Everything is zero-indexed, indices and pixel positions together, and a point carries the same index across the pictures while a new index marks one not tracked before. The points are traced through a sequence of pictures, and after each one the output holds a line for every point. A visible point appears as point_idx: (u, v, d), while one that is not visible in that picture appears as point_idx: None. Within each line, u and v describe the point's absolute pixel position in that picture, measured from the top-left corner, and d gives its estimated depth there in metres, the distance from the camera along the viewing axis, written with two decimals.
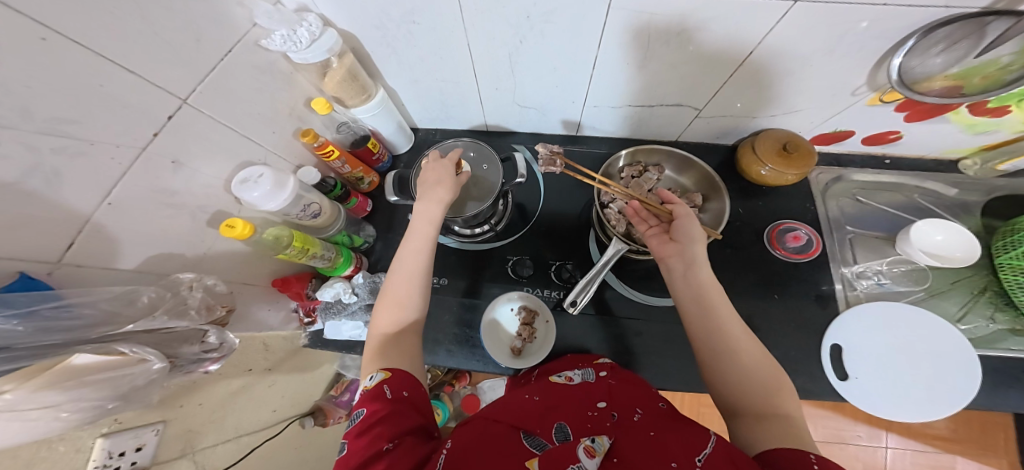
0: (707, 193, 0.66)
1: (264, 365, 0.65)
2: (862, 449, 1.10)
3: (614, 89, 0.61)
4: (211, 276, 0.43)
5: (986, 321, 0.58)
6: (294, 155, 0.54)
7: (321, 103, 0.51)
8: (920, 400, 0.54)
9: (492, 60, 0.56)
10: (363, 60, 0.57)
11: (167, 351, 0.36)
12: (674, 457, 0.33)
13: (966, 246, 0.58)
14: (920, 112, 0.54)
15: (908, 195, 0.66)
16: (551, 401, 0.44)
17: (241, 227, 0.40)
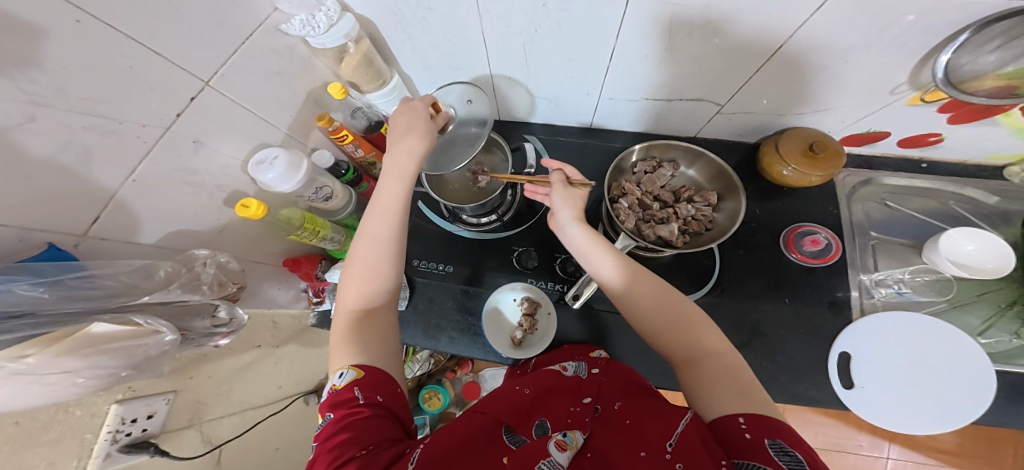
0: (723, 192, 0.64)
1: (271, 342, 0.66)
2: (862, 459, 1.10)
3: (632, 81, 0.60)
4: (224, 253, 0.44)
5: (1009, 336, 0.56)
6: (309, 137, 0.54)
7: (338, 89, 0.50)
8: (926, 414, 0.54)
9: (509, 50, 0.55)
10: (379, 47, 0.57)
11: (179, 324, 0.37)
12: (645, 446, 0.33)
13: (1000, 256, 0.55)
14: (967, 113, 0.52)
15: (943, 201, 0.64)
16: (537, 395, 0.45)
17: (256, 207, 0.40)
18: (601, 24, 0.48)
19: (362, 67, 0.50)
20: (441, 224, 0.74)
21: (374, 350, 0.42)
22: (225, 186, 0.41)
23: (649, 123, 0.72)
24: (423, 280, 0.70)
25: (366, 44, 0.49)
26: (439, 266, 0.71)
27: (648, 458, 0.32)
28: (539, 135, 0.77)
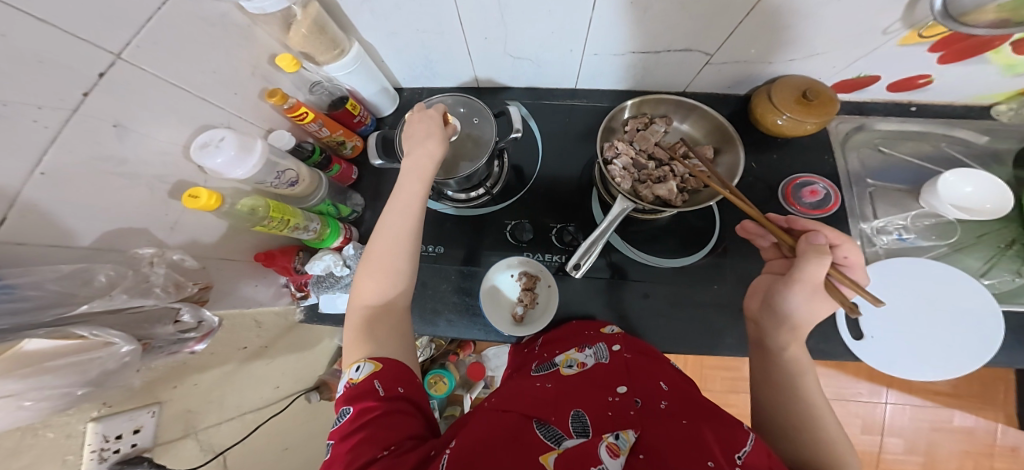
0: (719, 145, 0.61)
1: (259, 343, 0.63)
2: (862, 405, 1.20)
3: (616, 34, 0.55)
4: (179, 250, 0.40)
5: (1011, 275, 0.55)
6: (262, 117, 0.49)
7: (288, 60, 0.45)
8: (944, 359, 0.53)
9: (480, 6, 0.49)
10: (331, 10, 0.50)
11: (138, 333, 0.33)
12: (711, 455, 0.29)
13: (998, 199, 0.53)
14: (957, 52, 0.49)
15: (935, 143, 0.62)
16: (566, 391, 0.41)
17: (206, 197, 0.35)
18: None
19: (313, 36, 0.45)
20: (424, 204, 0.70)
21: (392, 345, 0.41)
22: (168, 177, 0.37)
23: (637, 78, 0.67)
24: None
25: (315, 7, 0.44)
26: (428, 248, 0.68)
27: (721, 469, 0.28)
28: (522, 99, 0.73)
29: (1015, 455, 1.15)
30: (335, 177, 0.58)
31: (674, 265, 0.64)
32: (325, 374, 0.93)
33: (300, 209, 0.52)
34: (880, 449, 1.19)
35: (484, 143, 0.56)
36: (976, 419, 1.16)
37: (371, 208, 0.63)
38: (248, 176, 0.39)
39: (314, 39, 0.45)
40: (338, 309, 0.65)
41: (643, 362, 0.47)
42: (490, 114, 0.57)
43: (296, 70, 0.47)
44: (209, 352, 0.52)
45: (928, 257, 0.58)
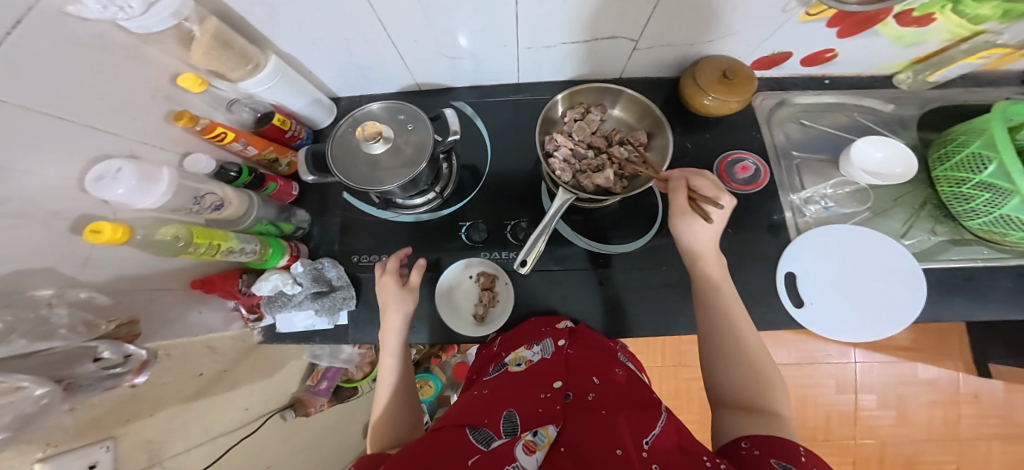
0: (651, 130, 0.64)
1: (217, 367, 0.61)
2: (834, 367, 1.26)
3: (544, 28, 0.55)
4: (87, 288, 0.37)
5: (928, 234, 0.58)
6: (177, 141, 0.47)
7: (192, 80, 0.43)
8: (885, 315, 0.56)
9: (397, 10, 0.48)
10: (238, 26, 0.48)
11: (54, 374, 0.31)
12: (621, 445, 0.33)
13: (905, 163, 0.58)
14: (852, 26, 0.52)
15: (848, 114, 0.66)
16: (501, 395, 0.44)
17: (111, 230, 0.34)
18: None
19: (218, 53, 0.43)
20: (373, 213, 0.68)
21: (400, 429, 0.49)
22: (68, 212, 0.33)
23: (574, 68, 0.68)
24: (365, 275, 0.65)
25: (214, 23, 0.42)
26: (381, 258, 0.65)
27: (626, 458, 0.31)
28: (467, 99, 0.73)
29: (977, 400, 1.22)
30: (273, 194, 0.61)
31: (623, 249, 0.65)
32: (297, 392, 0.92)
33: (234, 231, 0.53)
34: (855, 407, 1.25)
35: (422, 146, 0.52)
36: (938, 370, 1.23)
37: (318, 223, 0.67)
38: (159, 205, 0.39)
39: (218, 56, 0.43)
40: (296, 327, 0.65)
41: (582, 355, 0.50)
42: (426, 118, 0.53)
43: (202, 89, 0.45)
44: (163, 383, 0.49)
45: (851, 223, 0.61)
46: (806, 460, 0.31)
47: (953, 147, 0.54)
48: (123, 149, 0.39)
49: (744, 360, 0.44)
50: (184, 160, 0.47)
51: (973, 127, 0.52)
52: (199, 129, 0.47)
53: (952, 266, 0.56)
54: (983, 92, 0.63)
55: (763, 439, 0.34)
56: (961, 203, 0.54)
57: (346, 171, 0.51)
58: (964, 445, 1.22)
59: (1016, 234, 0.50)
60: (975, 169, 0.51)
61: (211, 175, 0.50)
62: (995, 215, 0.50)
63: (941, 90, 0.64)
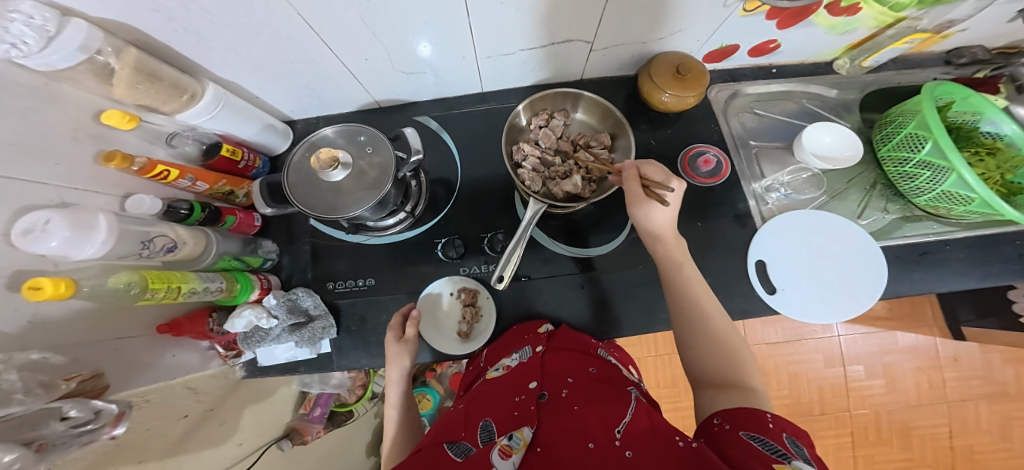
0: (614, 130, 0.65)
1: (202, 408, 0.59)
2: (819, 341, 1.30)
3: (501, 37, 0.55)
4: (43, 348, 0.36)
5: (881, 213, 0.62)
6: (114, 184, 0.44)
7: (118, 116, 0.40)
8: (862, 289, 0.57)
9: (344, 30, 0.47)
10: (157, 52, 0.44)
11: (26, 436, 0.30)
12: (592, 437, 0.35)
13: (851, 145, 0.62)
14: (789, 18, 0.54)
15: (797, 101, 0.69)
16: (476, 408, 0.46)
17: (52, 286, 0.32)
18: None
19: (144, 85, 0.40)
20: (342, 238, 0.68)
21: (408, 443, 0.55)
22: (5, 269, 0.31)
23: (535, 74, 0.68)
24: (343, 300, 0.65)
25: (132, 54, 0.39)
26: (356, 282, 0.66)
27: (598, 449, 0.33)
28: (433, 113, 0.73)
29: (957, 363, 1.27)
30: (233, 228, 0.60)
31: (598, 252, 0.66)
32: (292, 421, 0.91)
33: (194, 271, 0.51)
34: (846, 379, 1.28)
35: (385, 167, 0.51)
36: (917, 336, 1.28)
37: (287, 252, 0.68)
38: (100, 255, 0.37)
39: (145, 90, 0.41)
40: (278, 359, 0.64)
41: (558, 355, 0.52)
42: (384, 138, 0.53)
43: (130, 125, 0.42)
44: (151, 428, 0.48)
45: (811, 208, 0.63)
46: (772, 426, 0.33)
47: (894, 129, 0.59)
48: (50, 199, 0.35)
49: (711, 340, 0.47)
50: (126, 202, 0.44)
51: (908, 108, 0.57)
52: (136, 169, 0.44)
53: (906, 243, 0.59)
54: (913, 73, 0.69)
55: (731, 413, 0.36)
56: (906, 181, 0.59)
57: (308, 201, 0.50)
58: (952, 406, 1.26)
59: (959, 207, 0.55)
60: (914, 149, 0.56)
61: (159, 214, 0.48)
62: (936, 191, 0.55)
63: (877, 73, 0.69)
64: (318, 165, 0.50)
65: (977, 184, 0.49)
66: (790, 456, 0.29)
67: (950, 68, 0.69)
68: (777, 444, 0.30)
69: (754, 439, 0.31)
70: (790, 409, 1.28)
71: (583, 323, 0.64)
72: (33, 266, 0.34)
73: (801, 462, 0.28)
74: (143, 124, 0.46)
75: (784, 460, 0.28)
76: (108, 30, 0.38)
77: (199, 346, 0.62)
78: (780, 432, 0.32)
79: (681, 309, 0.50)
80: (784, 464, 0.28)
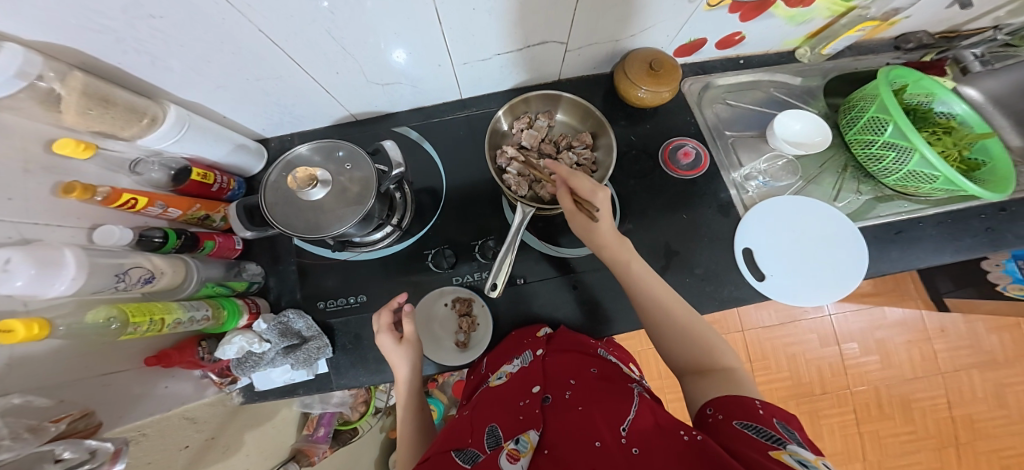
0: (594, 130, 0.66)
1: (204, 436, 0.59)
2: (812, 322, 1.32)
3: (475, 43, 0.56)
4: (22, 392, 0.35)
5: (855, 195, 0.64)
6: (82, 214, 0.42)
7: (72, 144, 0.38)
8: (848, 265, 0.59)
9: (310, 43, 0.46)
10: (105, 73, 0.42)
11: None
12: (599, 436, 0.36)
13: (820, 132, 0.64)
14: (751, 10, 0.56)
15: (766, 90, 0.71)
16: (480, 413, 0.47)
17: (26, 328, 0.32)
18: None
19: (97, 110, 0.38)
20: (329, 256, 0.68)
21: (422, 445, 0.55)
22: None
23: (512, 77, 0.69)
24: (336, 319, 0.65)
25: (79, 78, 0.37)
26: (349, 299, 0.66)
27: (604, 447, 0.34)
28: (412, 123, 0.73)
29: (944, 334, 1.30)
30: (213, 252, 0.60)
31: (585, 252, 0.67)
32: (296, 443, 0.90)
33: (174, 301, 0.51)
34: (842, 357, 1.30)
35: (367, 182, 0.51)
36: (903, 310, 1.30)
37: (273, 274, 0.68)
38: (72, 290, 0.36)
39: (98, 115, 0.38)
40: (275, 382, 0.64)
41: (560, 357, 0.52)
42: (364, 153, 0.53)
43: (86, 152, 0.39)
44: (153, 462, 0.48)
45: (789, 193, 0.65)
46: (763, 412, 0.34)
47: (857, 113, 0.61)
48: (10, 235, 0.33)
49: (684, 327, 0.48)
50: (93, 234, 0.43)
51: (869, 92, 0.59)
52: (99, 199, 0.42)
53: (883, 223, 0.61)
54: (868, 59, 0.70)
55: (723, 401, 0.37)
56: (873, 163, 0.61)
57: (287, 221, 0.50)
58: (946, 377, 1.28)
59: (925, 186, 0.56)
60: (877, 131, 0.57)
61: (133, 245, 0.47)
62: (902, 172, 0.57)
63: (836, 60, 0.70)
64: (296, 185, 0.49)
65: (938, 163, 0.50)
66: (785, 441, 0.30)
67: (900, 52, 0.71)
68: (770, 430, 0.31)
69: (749, 427, 0.32)
70: (792, 390, 1.29)
71: (577, 323, 0.64)
72: (6, 307, 0.34)
73: (795, 445, 0.29)
74: (101, 152, 0.44)
75: (779, 445, 0.29)
76: (49, 54, 0.36)
77: (193, 375, 0.62)
78: (772, 419, 0.33)
79: (648, 308, 0.49)
80: (781, 450, 0.28)
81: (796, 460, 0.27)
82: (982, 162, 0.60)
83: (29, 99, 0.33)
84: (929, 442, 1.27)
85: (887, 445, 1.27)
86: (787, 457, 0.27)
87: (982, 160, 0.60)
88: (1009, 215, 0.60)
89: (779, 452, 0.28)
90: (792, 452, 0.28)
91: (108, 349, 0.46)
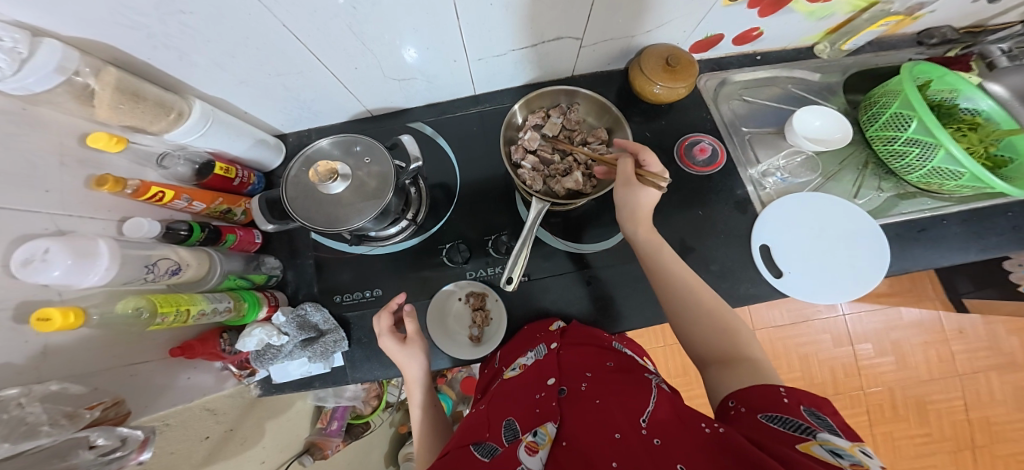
0: (610, 125, 0.65)
1: (223, 428, 0.60)
2: (825, 321, 1.30)
3: (491, 39, 0.56)
4: (62, 379, 0.36)
5: (876, 192, 0.63)
6: (113, 207, 0.44)
7: (105, 139, 0.39)
8: (867, 262, 0.58)
9: (331, 39, 0.47)
10: (135, 69, 0.43)
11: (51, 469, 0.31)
12: (618, 428, 0.36)
13: (840, 126, 0.63)
14: (769, 5, 0.55)
15: (783, 86, 0.70)
16: (497, 407, 0.47)
17: (62, 317, 0.33)
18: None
19: (127, 105, 0.39)
20: (345, 250, 0.68)
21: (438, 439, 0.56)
22: (7, 301, 0.31)
23: (526, 73, 0.69)
24: (352, 314, 0.66)
25: (113, 73, 0.38)
26: (364, 293, 0.67)
27: (624, 439, 0.34)
28: (426, 119, 0.73)
29: (963, 335, 1.27)
30: (234, 246, 0.60)
31: (599, 249, 0.67)
32: (310, 436, 0.92)
33: (199, 293, 0.52)
34: (856, 358, 1.28)
35: (386, 177, 0.52)
36: (920, 311, 1.28)
37: (291, 269, 0.68)
38: (104, 281, 0.37)
39: (128, 109, 0.39)
40: (292, 375, 0.65)
41: (575, 352, 0.52)
42: (381, 148, 0.53)
43: (121, 147, 0.40)
44: (178, 451, 0.49)
45: (808, 190, 0.64)
46: (789, 401, 0.33)
47: (879, 109, 0.60)
48: (47, 226, 0.34)
49: (709, 313, 0.48)
50: (123, 227, 0.44)
51: (891, 88, 0.58)
52: (128, 192, 0.43)
53: (904, 220, 0.60)
54: (888, 55, 0.70)
55: (746, 393, 0.36)
56: (895, 158, 0.59)
57: (308, 215, 0.51)
58: (964, 379, 1.26)
59: (950, 182, 0.55)
60: (900, 128, 0.56)
61: (160, 238, 0.48)
62: (927, 168, 0.56)
63: (855, 56, 0.70)
64: (318, 179, 0.50)
65: (966, 159, 0.49)
66: (815, 430, 0.29)
67: (923, 48, 0.70)
68: (798, 419, 0.30)
69: (774, 419, 0.31)
70: (805, 390, 1.27)
71: (593, 319, 0.64)
72: (41, 296, 0.35)
73: (827, 434, 0.28)
74: (130, 146, 0.45)
75: (809, 436, 0.28)
76: (84, 50, 0.37)
77: (213, 367, 0.63)
78: (797, 406, 0.32)
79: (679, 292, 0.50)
80: (810, 441, 0.27)
81: (828, 451, 0.26)
82: (1008, 158, 0.59)
83: (65, 94, 0.34)
84: (946, 445, 1.24)
85: (901, 447, 1.25)
86: (816, 448, 0.27)
87: (1008, 156, 0.59)
88: None
89: (808, 445, 0.27)
90: (824, 442, 0.27)
91: (136, 340, 0.47)
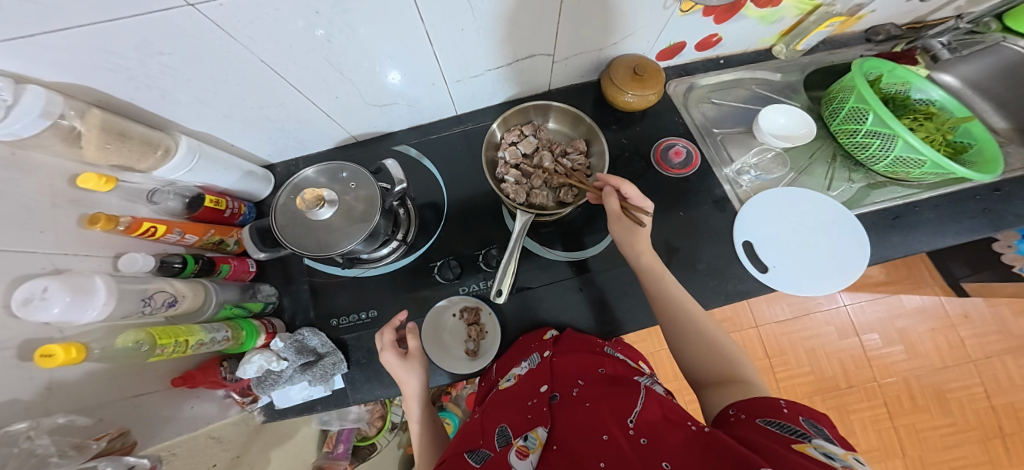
0: (588, 137, 0.68)
1: (229, 455, 0.61)
2: (828, 314, 1.29)
3: (466, 61, 0.59)
4: (66, 412, 0.38)
5: (848, 183, 0.65)
6: (106, 244, 0.46)
7: (94, 178, 0.41)
8: (848, 252, 0.59)
9: (311, 71, 0.50)
10: (120, 109, 0.46)
11: None
12: (607, 430, 0.36)
13: (806, 122, 0.67)
14: (723, 13, 0.59)
15: (749, 88, 0.73)
16: (491, 415, 0.48)
17: (63, 351, 0.35)
18: (399, 16, 0.44)
19: (115, 144, 0.42)
20: (339, 273, 0.70)
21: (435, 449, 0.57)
22: (11, 340, 0.33)
23: (504, 91, 0.72)
24: (350, 335, 0.67)
25: (97, 115, 0.40)
26: (360, 315, 0.68)
27: (611, 439, 0.35)
28: (411, 141, 0.76)
29: (969, 320, 1.26)
30: (229, 276, 0.62)
31: (586, 255, 0.68)
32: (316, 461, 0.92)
33: (196, 323, 0.54)
34: (864, 349, 1.26)
35: (372, 200, 0.54)
36: (922, 297, 1.27)
37: (287, 294, 0.70)
38: (102, 316, 0.39)
39: (116, 148, 0.42)
40: (294, 400, 0.66)
41: (568, 358, 0.52)
42: (365, 173, 0.56)
43: (111, 186, 0.43)
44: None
45: (783, 186, 0.65)
46: (788, 410, 0.33)
47: (838, 104, 0.64)
48: (43, 266, 0.37)
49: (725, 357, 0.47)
50: (120, 262, 0.46)
51: (846, 84, 0.62)
52: (121, 228, 0.45)
53: (879, 208, 0.61)
54: (842, 52, 0.74)
55: (749, 403, 0.36)
56: (861, 150, 0.63)
57: (299, 241, 0.53)
58: (980, 365, 1.24)
59: (915, 170, 0.58)
60: (860, 120, 0.60)
61: (154, 272, 0.50)
62: (890, 158, 0.59)
63: (812, 55, 0.74)
64: (305, 206, 0.53)
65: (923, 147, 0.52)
66: (810, 436, 0.29)
67: (872, 44, 0.76)
68: (794, 426, 0.30)
69: (772, 424, 0.32)
70: (817, 385, 1.25)
71: (585, 325, 0.65)
72: (42, 333, 0.37)
73: (823, 440, 0.29)
74: (122, 185, 0.48)
75: (805, 439, 0.28)
76: (67, 94, 0.40)
77: (216, 396, 0.64)
78: (797, 416, 0.32)
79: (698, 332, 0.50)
80: (805, 443, 0.28)
81: (822, 452, 0.26)
82: (968, 143, 0.64)
83: (51, 137, 0.36)
84: (974, 435, 1.20)
85: (927, 439, 1.20)
86: (811, 450, 0.27)
87: (969, 142, 0.64)
88: (1003, 195, 0.61)
89: (804, 446, 0.27)
90: (818, 445, 0.27)
91: (139, 371, 0.49)
